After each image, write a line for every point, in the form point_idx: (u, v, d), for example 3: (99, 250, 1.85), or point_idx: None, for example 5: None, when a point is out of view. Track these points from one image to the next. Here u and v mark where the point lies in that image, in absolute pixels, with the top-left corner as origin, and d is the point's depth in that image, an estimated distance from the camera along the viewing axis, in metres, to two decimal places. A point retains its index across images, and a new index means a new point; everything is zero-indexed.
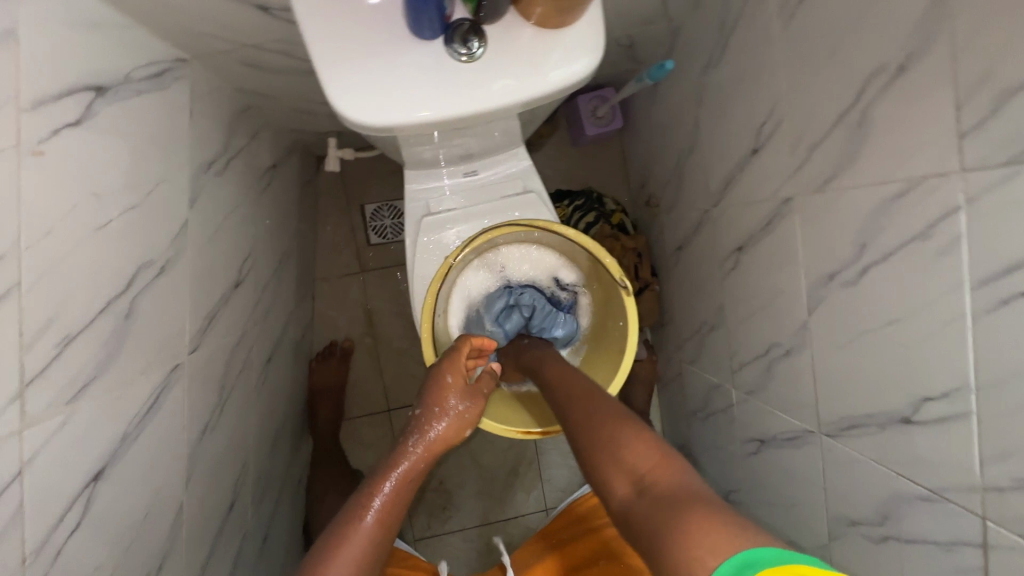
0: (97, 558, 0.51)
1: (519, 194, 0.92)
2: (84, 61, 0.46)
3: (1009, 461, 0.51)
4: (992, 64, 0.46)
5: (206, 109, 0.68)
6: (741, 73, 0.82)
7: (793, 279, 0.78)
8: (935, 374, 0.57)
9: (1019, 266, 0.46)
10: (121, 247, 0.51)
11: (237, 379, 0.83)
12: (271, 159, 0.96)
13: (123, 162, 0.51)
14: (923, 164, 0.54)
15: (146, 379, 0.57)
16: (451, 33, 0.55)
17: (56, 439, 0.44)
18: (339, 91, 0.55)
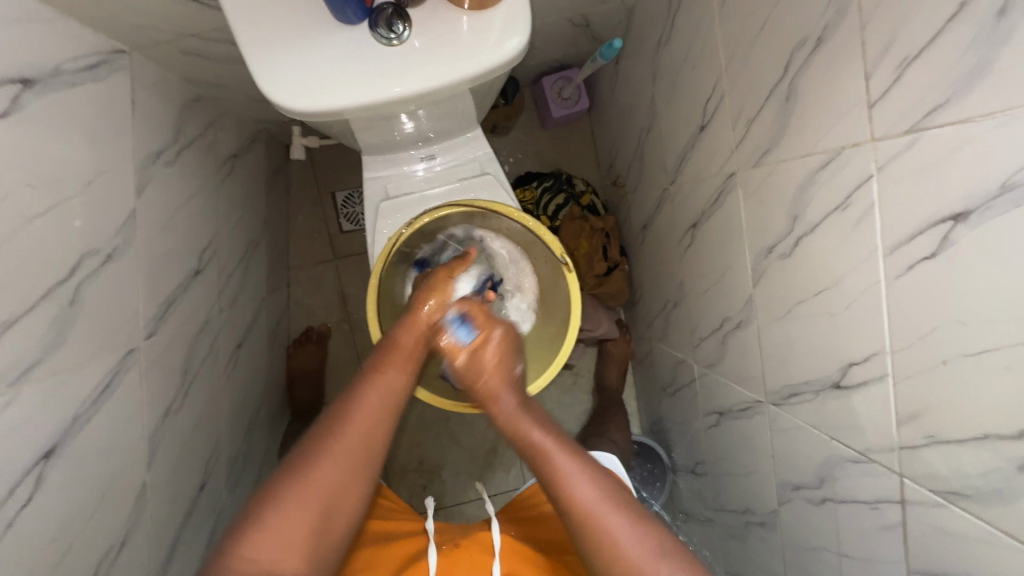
0: (53, 530, 0.54)
1: (474, 177, 0.94)
2: (9, 56, 0.48)
3: (920, 420, 0.53)
4: (894, 34, 0.47)
5: (151, 100, 0.70)
6: (688, 50, 0.83)
7: (740, 253, 0.80)
8: (858, 340, 0.59)
9: (922, 231, 0.48)
10: (61, 236, 0.53)
11: (203, 364, 0.85)
12: (232, 148, 0.97)
13: (57, 154, 0.53)
14: (841, 135, 0.55)
15: (97, 363, 0.59)
16: (375, 18, 0.56)
17: (0, 418, 0.47)
18: (268, 79, 0.56)
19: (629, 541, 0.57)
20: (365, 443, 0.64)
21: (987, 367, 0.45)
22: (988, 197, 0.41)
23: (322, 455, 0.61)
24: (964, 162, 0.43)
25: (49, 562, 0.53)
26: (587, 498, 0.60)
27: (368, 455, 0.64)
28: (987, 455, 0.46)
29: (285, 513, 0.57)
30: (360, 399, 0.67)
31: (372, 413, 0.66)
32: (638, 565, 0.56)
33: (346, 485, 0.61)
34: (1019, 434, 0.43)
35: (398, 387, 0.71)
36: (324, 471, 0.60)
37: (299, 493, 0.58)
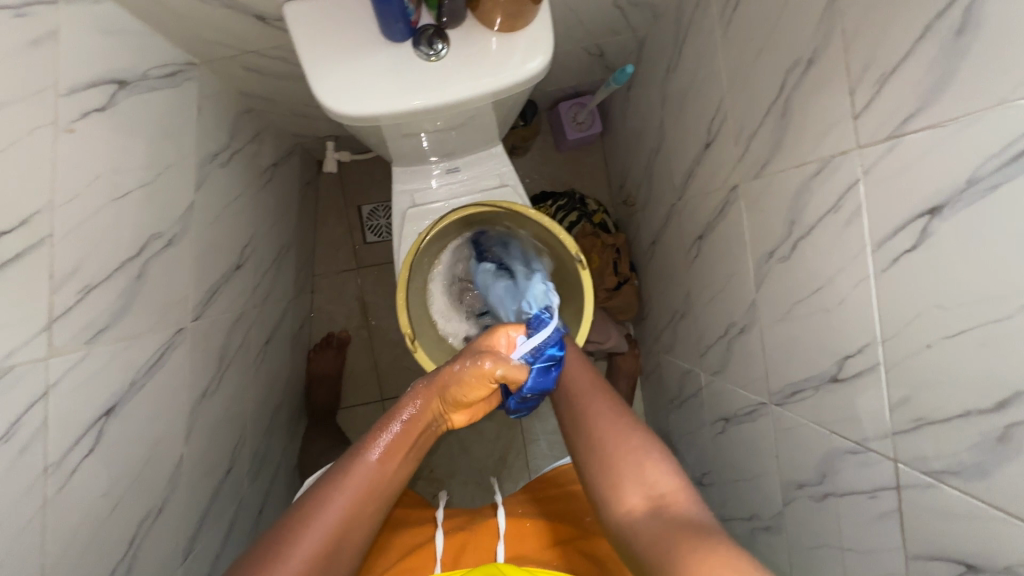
0: (107, 484, 0.59)
1: (495, 188, 1.01)
2: (110, 60, 0.56)
3: (909, 404, 0.57)
4: (873, 54, 0.54)
5: (211, 108, 0.78)
6: (695, 75, 0.90)
7: (743, 260, 0.85)
8: (852, 333, 0.63)
9: (903, 227, 0.53)
10: (135, 217, 0.60)
11: (236, 354, 0.91)
12: (271, 158, 1.06)
13: (138, 147, 0.61)
14: (831, 145, 0.61)
15: (153, 336, 0.65)
16: (419, 37, 0.64)
17: (76, 370, 0.53)
18: (323, 88, 0.64)
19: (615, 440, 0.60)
20: (332, 550, 0.56)
21: (965, 346, 0.49)
22: (957, 191, 0.47)
23: (284, 560, 0.53)
24: (935, 162, 0.49)
25: (101, 514, 0.58)
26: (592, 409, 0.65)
27: (330, 562, 0.56)
28: (969, 430, 0.50)
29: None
30: (332, 500, 0.58)
31: (344, 516, 0.57)
32: (620, 457, 0.58)
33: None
34: (996, 406, 0.47)
35: (379, 483, 0.61)
36: (294, 559, 0.53)
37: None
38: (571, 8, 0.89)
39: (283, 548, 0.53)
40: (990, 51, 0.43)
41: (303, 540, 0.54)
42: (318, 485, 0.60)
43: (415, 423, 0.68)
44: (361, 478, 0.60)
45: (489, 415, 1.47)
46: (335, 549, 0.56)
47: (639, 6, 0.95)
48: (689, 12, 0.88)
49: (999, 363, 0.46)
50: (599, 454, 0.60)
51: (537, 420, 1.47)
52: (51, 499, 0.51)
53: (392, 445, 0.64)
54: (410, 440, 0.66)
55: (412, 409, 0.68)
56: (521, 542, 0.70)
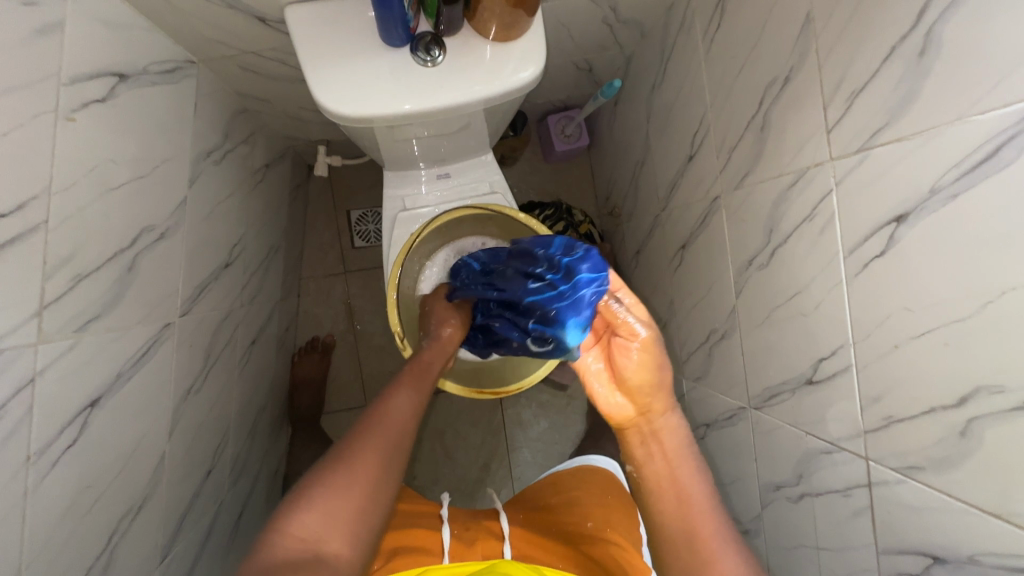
0: (89, 478, 0.58)
1: (484, 194, 1.03)
2: (111, 54, 0.57)
3: (880, 403, 0.59)
4: (844, 73, 0.58)
5: (206, 106, 0.79)
6: (679, 90, 0.95)
7: (724, 268, 0.88)
8: (825, 337, 0.66)
9: (872, 234, 0.57)
10: (128, 209, 0.61)
11: (221, 352, 0.90)
12: (263, 160, 1.06)
13: (135, 140, 0.61)
14: (806, 158, 0.65)
15: (141, 329, 0.65)
16: (416, 44, 0.67)
17: (64, 359, 0.53)
18: (322, 90, 0.66)
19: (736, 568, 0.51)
20: (398, 445, 0.55)
21: (929, 345, 0.52)
22: (922, 199, 0.50)
23: (364, 448, 0.52)
24: (902, 172, 0.52)
25: (81, 508, 0.57)
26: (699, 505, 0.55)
27: (401, 460, 0.55)
28: (934, 426, 0.53)
29: (315, 506, 0.47)
30: (392, 402, 0.60)
31: (407, 414, 0.59)
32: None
33: (383, 477, 0.52)
34: (958, 402, 0.50)
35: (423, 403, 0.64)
36: (368, 452, 0.52)
37: (345, 480, 0.49)
38: (563, 24, 0.93)
39: (352, 445, 0.53)
40: (948, 71, 0.47)
41: (374, 435, 0.54)
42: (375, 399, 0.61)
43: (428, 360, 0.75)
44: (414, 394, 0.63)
45: (473, 423, 1.47)
46: (403, 444, 0.56)
47: (628, 24, 0.99)
48: (674, 31, 0.92)
49: (960, 361, 0.49)
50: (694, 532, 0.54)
51: (521, 428, 1.47)
52: (33, 488, 0.50)
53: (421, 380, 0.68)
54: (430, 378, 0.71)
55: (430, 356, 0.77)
56: (529, 545, 0.68)
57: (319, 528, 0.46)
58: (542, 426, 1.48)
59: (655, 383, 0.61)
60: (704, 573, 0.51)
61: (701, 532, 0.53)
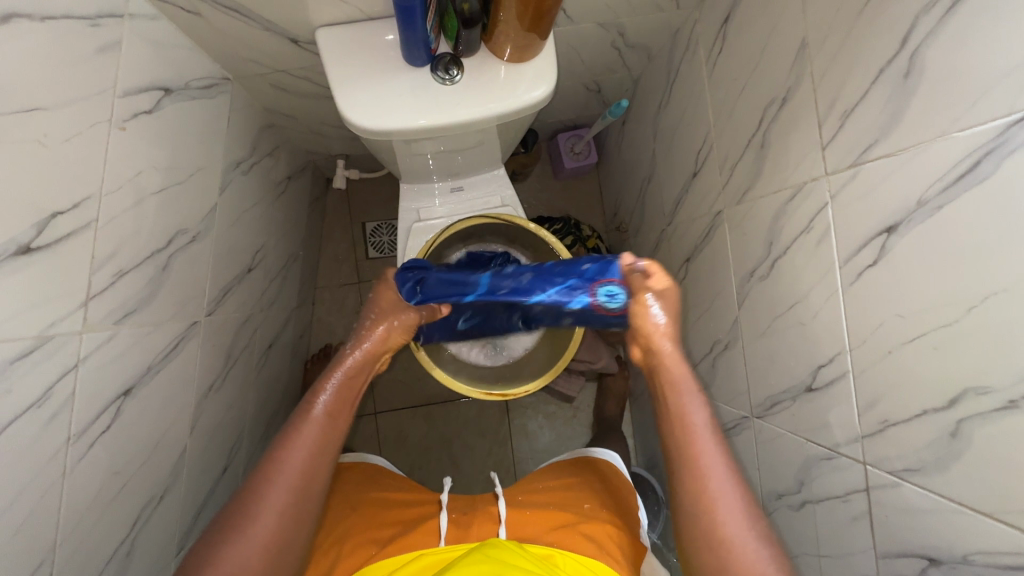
0: (119, 463, 0.61)
1: (496, 208, 1.07)
2: (158, 71, 0.62)
3: (875, 408, 0.62)
4: (836, 95, 0.62)
5: (237, 120, 0.85)
6: (683, 110, 0.99)
7: (726, 280, 0.91)
8: (823, 345, 0.69)
9: (864, 245, 0.60)
10: (166, 212, 0.65)
11: (241, 353, 0.94)
12: (285, 172, 1.12)
13: (174, 149, 0.66)
14: (803, 173, 0.69)
15: (171, 326, 0.69)
16: (436, 63, 0.72)
17: (104, 349, 0.57)
18: (348, 104, 0.71)
19: (735, 512, 0.61)
20: (297, 502, 0.61)
21: (919, 350, 0.55)
22: (909, 211, 0.53)
23: (258, 520, 0.58)
24: (890, 186, 0.55)
25: (112, 490, 0.60)
26: (705, 448, 0.65)
27: (300, 513, 0.61)
28: (927, 428, 0.55)
29: (227, 567, 0.56)
30: (286, 456, 0.63)
31: (307, 459, 0.63)
32: (731, 529, 0.60)
33: (284, 538, 0.60)
34: (948, 404, 0.52)
35: (330, 432, 0.67)
36: (266, 520, 0.59)
37: (243, 551, 0.57)
38: (573, 47, 0.98)
39: (252, 512, 0.59)
40: (929, 92, 0.50)
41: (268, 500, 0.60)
42: (274, 446, 0.64)
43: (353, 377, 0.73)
44: (313, 431, 0.65)
45: (480, 432, 1.49)
46: (302, 498, 0.62)
47: (635, 49, 1.04)
48: (679, 55, 0.97)
49: (949, 364, 0.51)
50: (696, 470, 0.64)
51: (527, 438, 1.49)
52: (72, 468, 0.54)
53: (335, 402, 0.69)
54: (348, 398, 0.71)
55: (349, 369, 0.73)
56: (523, 522, 0.70)
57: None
58: (548, 437, 1.49)
59: (665, 330, 0.68)
60: (706, 518, 0.62)
61: (714, 499, 0.62)
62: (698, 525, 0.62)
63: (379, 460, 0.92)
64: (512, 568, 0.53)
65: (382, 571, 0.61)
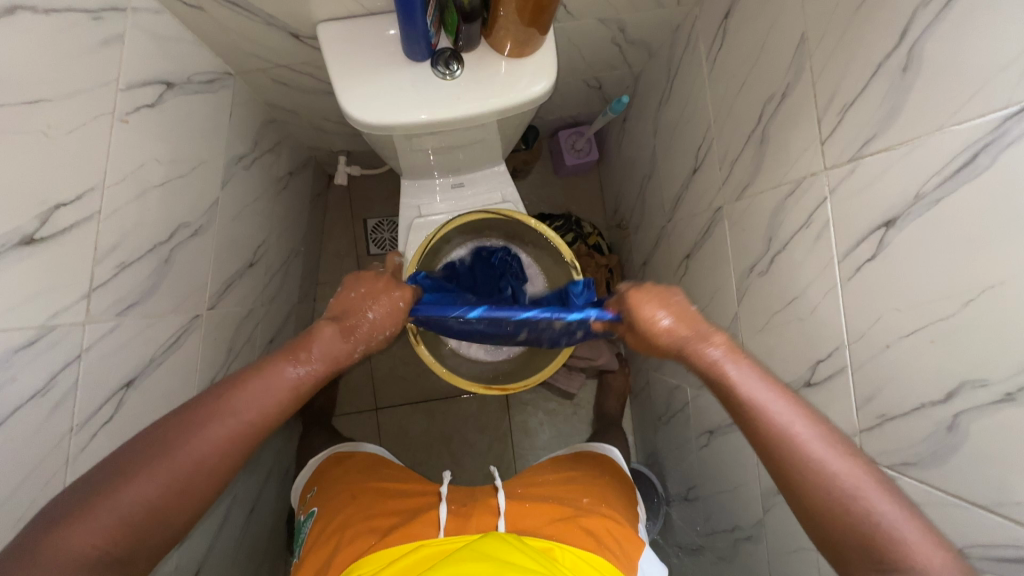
0: None
1: (497, 204, 1.07)
2: (160, 64, 0.63)
3: (873, 403, 0.62)
4: (835, 88, 0.62)
5: (239, 115, 0.85)
6: (684, 106, 0.99)
7: (726, 276, 0.91)
8: (822, 340, 0.69)
9: (863, 239, 0.60)
10: (168, 205, 0.66)
11: (242, 348, 0.95)
12: (287, 168, 1.12)
13: (176, 142, 0.67)
14: (802, 168, 0.69)
15: (173, 318, 0.69)
16: (436, 58, 0.72)
17: (106, 340, 0.57)
18: (349, 99, 0.71)
19: (838, 483, 0.50)
20: (226, 450, 0.50)
21: (917, 344, 0.55)
22: (907, 205, 0.53)
23: (179, 456, 0.48)
24: (888, 180, 0.55)
25: None
26: (766, 403, 0.55)
27: (223, 464, 0.50)
28: (925, 422, 0.55)
29: (124, 501, 0.45)
30: (244, 394, 0.53)
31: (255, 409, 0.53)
32: (845, 504, 0.49)
33: (193, 486, 0.48)
34: (945, 397, 0.52)
35: (291, 392, 0.56)
36: (191, 458, 0.48)
37: (148, 487, 0.46)
38: (574, 43, 0.98)
39: (178, 444, 0.49)
40: (928, 84, 0.50)
41: (200, 439, 0.49)
42: (230, 383, 0.53)
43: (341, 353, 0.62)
44: (276, 382, 0.55)
45: (480, 429, 1.49)
46: (229, 450, 0.51)
47: (636, 45, 1.04)
48: (680, 50, 0.97)
49: (947, 357, 0.51)
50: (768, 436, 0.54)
51: (527, 435, 1.49)
52: (74, 457, 0.54)
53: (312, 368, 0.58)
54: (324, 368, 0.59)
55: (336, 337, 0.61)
56: (523, 514, 0.70)
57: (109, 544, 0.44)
58: (548, 434, 1.50)
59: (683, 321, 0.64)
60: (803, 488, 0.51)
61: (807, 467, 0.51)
62: (803, 501, 0.52)
63: (382, 451, 0.92)
64: (508, 564, 0.54)
65: (382, 561, 0.62)
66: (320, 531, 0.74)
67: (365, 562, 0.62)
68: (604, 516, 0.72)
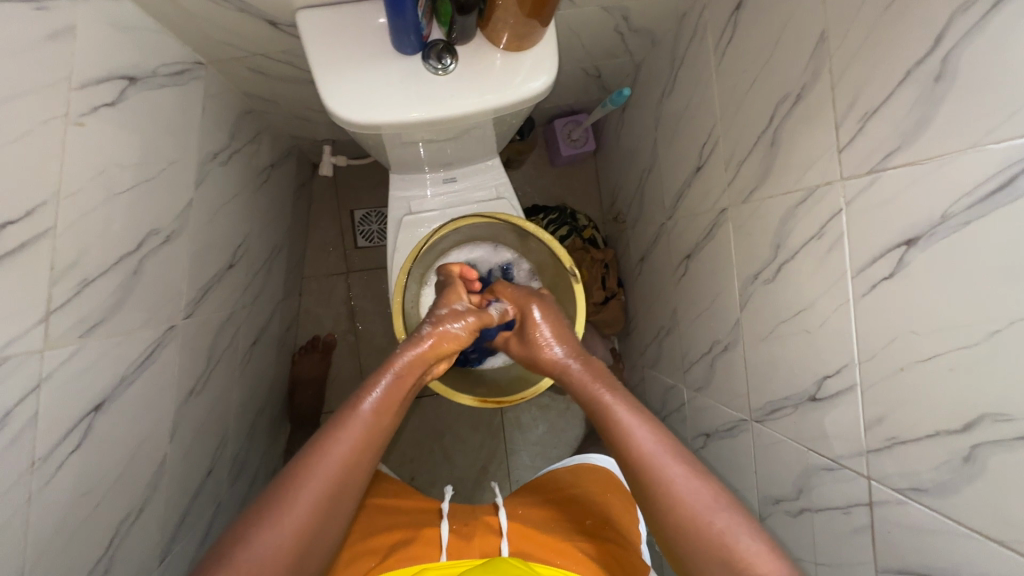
0: (91, 481, 0.58)
1: (491, 200, 1.02)
2: (120, 56, 0.57)
3: (883, 424, 0.60)
4: (857, 94, 0.58)
5: (214, 107, 0.79)
6: (688, 100, 0.94)
7: (728, 280, 0.88)
8: (830, 355, 0.66)
9: (880, 256, 0.57)
10: (134, 212, 0.60)
11: (224, 353, 0.90)
12: (269, 159, 1.06)
13: (143, 143, 0.61)
14: (816, 176, 0.65)
15: (145, 332, 0.65)
16: (428, 51, 0.66)
17: (70, 364, 0.53)
18: (334, 95, 0.66)
19: (694, 491, 0.59)
20: (334, 493, 0.56)
21: (936, 370, 0.52)
22: (933, 224, 0.50)
23: (291, 507, 0.53)
24: (912, 196, 0.52)
25: (84, 510, 0.57)
26: (632, 430, 0.65)
27: (335, 506, 0.56)
28: (939, 449, 0.53)
29: (250, 556, 0.50)
30: (334, 439, 0.59)
31: (350, 454, 0.59)
32: (708, 513, 0.57)
33: (315, 535, 0.54)
34: (962, 427, 0.50)
35: (376, 430, 0.63)
36: (300, 506, 0.54)
37: (272, 535, 0.51)
38: (573, 31, 0.93)
39: (287, 495, 0.54)
40: (962, 98, 0.47)
41: (309, 482, 0.55)
42: (320, 434, 0.60)
43: (395, 387, 0.67)
44: (358, 428, 0.61)
45: (473, 425, 1.47)
46: (338, 495, 0.57)
47: (638, 32, 0.98)
48: (685, 41, 0.92)
49: (965, 386, 0.49)
50: (638, 468, 0.62)
51: (520, 430, 1.48)
52: (36, 494, 0.50)
53: (385, 400, 0.65)
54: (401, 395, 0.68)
55: (400, 365, 0.70)
56: (524, 537, 0.67)
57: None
58: (541, 430, 1.48)
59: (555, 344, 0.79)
60: (671, 506, 0.58)
61: (671, 484, 0.59)
62: (669, 526, 0.58)
63: (377, 465, 0.89)
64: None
65: None
66: None
67: None
68: (604, 542, 0.70)
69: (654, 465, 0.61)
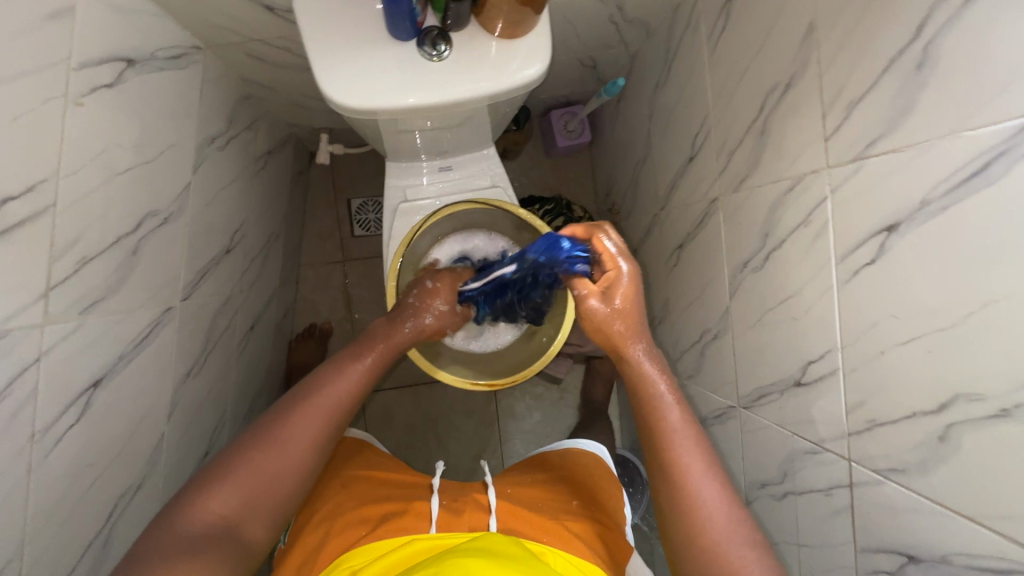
0: (90, 456, 0.59)
1: (486, 188, 1.03)
2: (118, 38, 0.57)
3: (864, 407, 0.61)
4: (844, 84, 0.59)
5: (212, 91, 0.80)
6: (682, 90, 0.95)
7: (719, 269, 0.90)
8: (815, 341, 0.68)
9: (863, 242, 0.58)
10: (133, 193, 0.61)
11: (221, 336, 0.91)
12: (266, 146, 1.07)
13: (142, 126, 0.62)
14: (803, 164, 0.66)
15: (144, 312, 0.66)
16: (423, 38, 0.67)
17: (70, 340, 0.54)
18: (330, 81, 0.67)
19: (716, 509, 0.62)
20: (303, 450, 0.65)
21: (913, 352, 0.54)
22: (912, 210, 0.52)
23: (268, 453, 0.63)
24: (893, 183, 0.53)
25: (83, 483, 0.59)
26: (682, 444, 0.66)
27: (294, 466, 0.64)
28: (915, 430, 0.55)
29: (224, 491, 0.60)
30: (318, 395, 0.68)
31: (322, 413, 0.67)
32: (723, 537, 0.60)
33: (278, 485, 0.62)
34: (937, 408, 0.52)
35: (337, 400, 0.69)
36: (271, 458, 0.62)
37: (240, 479, 0.61)
38: (569, 20, 0.93)
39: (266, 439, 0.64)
40: (942, 86, 0.48)
41: (286, 434, 0.64)
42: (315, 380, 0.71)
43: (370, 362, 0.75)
44: (332, 389, 0.69)
45: (468, 413, 1.48)
46: (303, 455, 0.65)
47: (634, 23, 0.99)
48: (680, 31, 0.92)
49: (940, 368, 0.51)
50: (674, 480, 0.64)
51: (514, 419, 1.49)
52: (37, 466, 0.51)
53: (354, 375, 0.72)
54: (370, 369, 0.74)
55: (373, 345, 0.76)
56: (513, 514, 0.69)
57: (237, 509, 0.59)
58: (536, 419, 1.50)
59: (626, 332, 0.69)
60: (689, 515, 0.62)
61: (698, 496, 0.63)
62: (680, 532, 0.63)
63: (367, 437, 0.88)
64: (512, 559, 0.52)
65: (372, 555, 0.60)
66: (308, 514, 0.72)
67: (358, 555, 0.60)
68: (589, 522, 0.73)
69: (685, 476, 0.64)
